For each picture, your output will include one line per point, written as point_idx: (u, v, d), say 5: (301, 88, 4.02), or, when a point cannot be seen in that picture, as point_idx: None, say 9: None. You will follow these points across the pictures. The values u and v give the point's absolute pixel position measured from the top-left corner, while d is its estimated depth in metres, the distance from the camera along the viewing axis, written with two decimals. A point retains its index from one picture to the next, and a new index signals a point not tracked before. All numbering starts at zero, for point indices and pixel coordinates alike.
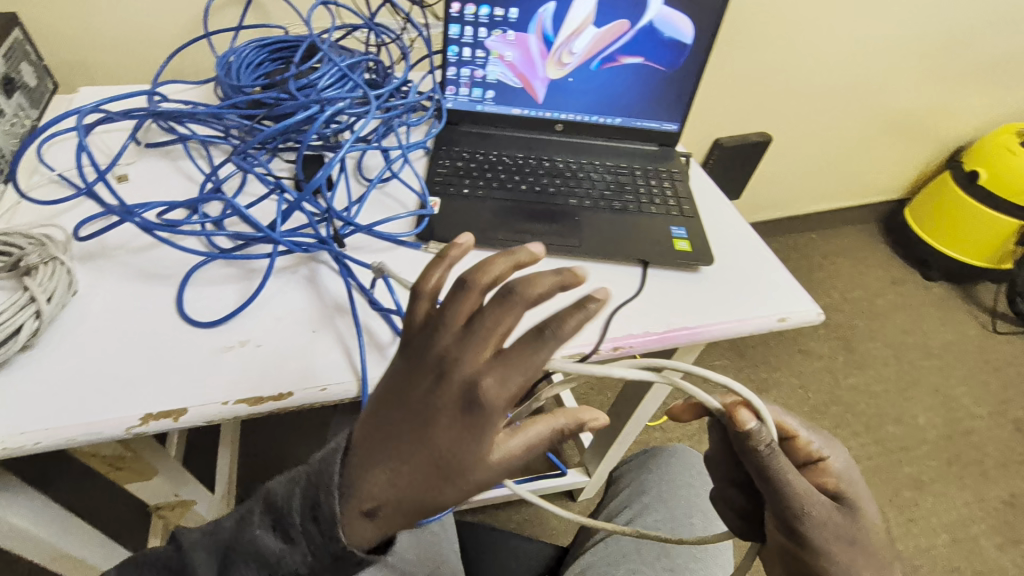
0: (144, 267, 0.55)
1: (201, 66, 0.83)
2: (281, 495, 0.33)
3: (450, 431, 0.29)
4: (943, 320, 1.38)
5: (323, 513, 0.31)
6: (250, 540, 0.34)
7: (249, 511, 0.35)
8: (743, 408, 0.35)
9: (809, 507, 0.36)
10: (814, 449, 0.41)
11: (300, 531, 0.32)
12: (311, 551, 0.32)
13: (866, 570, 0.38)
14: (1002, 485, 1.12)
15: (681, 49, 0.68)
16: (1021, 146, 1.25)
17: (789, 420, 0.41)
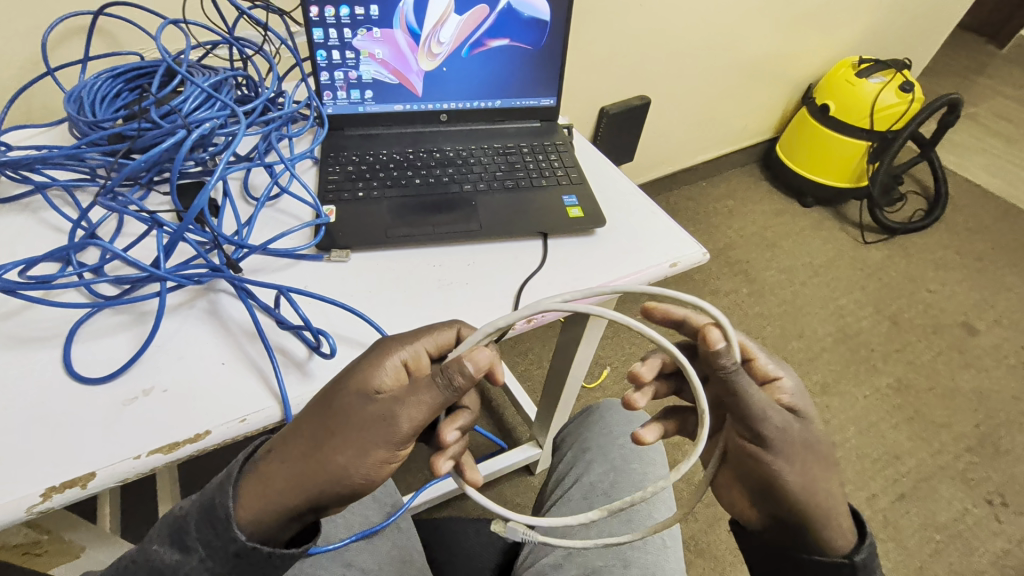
0: (18, 333, 0.50)
1: (49, 106, 0.76)
2: (182, 512, 0.40)
3: (345, 395, 0.39)
4: (823, 240, 1.55)
5: (216, 514, 0.38)
6: (147, 556, 0.40)
7: (153, 535, 0.41)
8: (714, 330, 0.39)
9: (768, 416, 0.40)
10: (770, 370, 0.44)
11: (198, 538, 0.38)
12: (208, 556, 0.38)
13: (813, 467, 0.42)
14: (889, 373, 1.29)
15: (543, 27, 0.71)
16: (857, 76, 1.43)
17: (750, 343, 0.44)
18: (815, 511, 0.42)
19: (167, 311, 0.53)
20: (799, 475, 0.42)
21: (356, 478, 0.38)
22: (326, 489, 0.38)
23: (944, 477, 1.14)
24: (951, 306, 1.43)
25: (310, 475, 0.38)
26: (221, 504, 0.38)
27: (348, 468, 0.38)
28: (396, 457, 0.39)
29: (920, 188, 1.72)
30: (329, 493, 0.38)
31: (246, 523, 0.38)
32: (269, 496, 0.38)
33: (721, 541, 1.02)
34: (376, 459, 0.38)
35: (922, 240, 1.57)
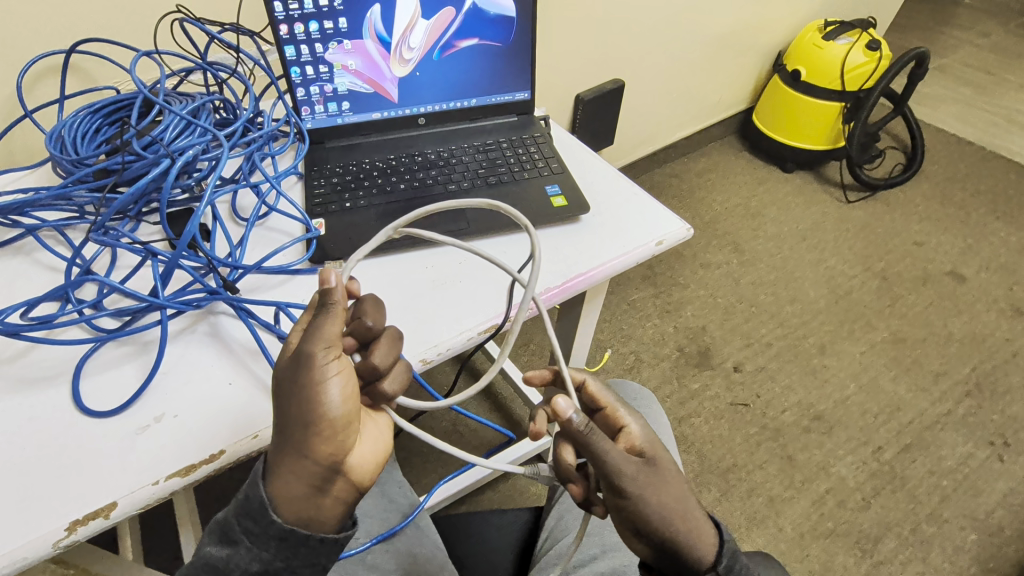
0: (26, 375, 0.51)
1: (31, 147, 0.77)
2: (224, 517, 0.41)
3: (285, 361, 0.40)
4: (807, 204, 1.57)
5: (250, 506, 0.39)
6: (201, 559, 0.41)
7: (201, 545, 0.42)
8: (559, 398, 0.40)
9: (620, 465, 0.40)
10: (619, 418, 0.46)
11: (243, 534, 0.39)
12: (255, 547, 0.39)
13: (671, 504, 0.41)
14: (883, 327, 1.31)
15: (510, 23, 0.72)
16: (823, 40, 1.45)
17: (604, 394, 0.47)
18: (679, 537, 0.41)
19: (170, 338, 0.54)
20: (658, 504, 0.41)
21: (319, 413, 0.38)
22: (309, 441, 0.37)
23: (945, 423, 1.17)
24: (938, 256, 1.45)
25: (287, 441, 0.38)
26: (252, 496, 0.39)
27: (305, 409, 0.37)
28: (336, 371, 0.38)
29: (898, 143, 1.74)
30: (313, 442, 0.38)
31: (278, 509, 0.39)
32: (280, 475, 0.38)
33: (735, 509, 1.04)
34: (317, 383, 0.38)
35: (904, 195, 1.59)
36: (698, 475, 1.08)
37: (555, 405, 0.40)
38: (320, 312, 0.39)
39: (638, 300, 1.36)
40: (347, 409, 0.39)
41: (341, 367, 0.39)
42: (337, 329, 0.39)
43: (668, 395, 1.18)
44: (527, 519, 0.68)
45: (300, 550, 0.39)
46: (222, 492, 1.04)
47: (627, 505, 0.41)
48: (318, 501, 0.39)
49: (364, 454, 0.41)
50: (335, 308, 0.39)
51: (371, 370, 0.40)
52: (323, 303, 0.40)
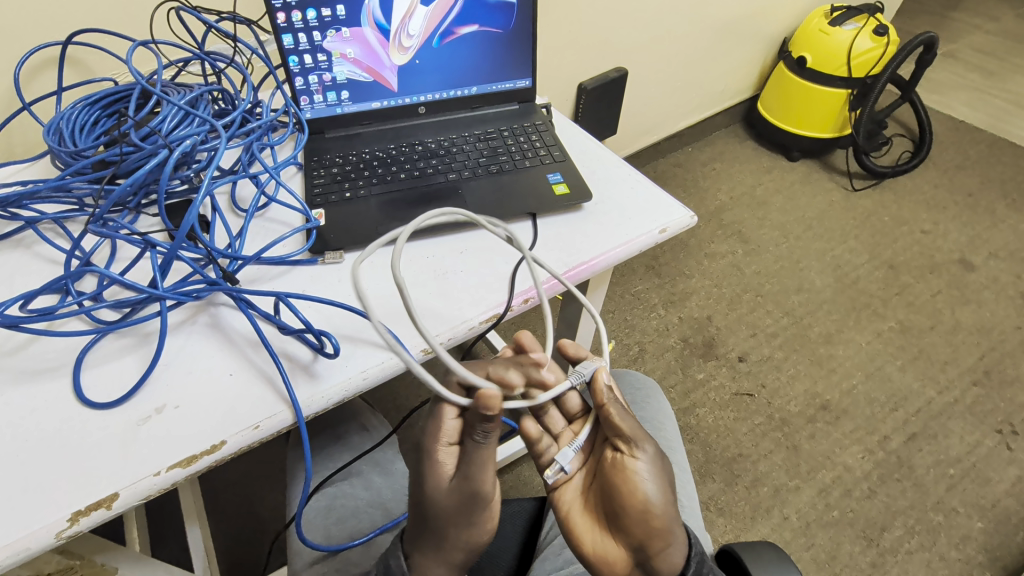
0: (27, 366, 0.51)
1: (31, 140, 0.76)
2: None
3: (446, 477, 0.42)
4: (813, 193, 1.55)
5: (393, 570, 0.45)
6: None
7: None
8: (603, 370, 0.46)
9: (641, 443, 0.44)
10: None
11: None
12: None
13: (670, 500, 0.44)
14: (890, 316, 1.30)
15: (510, 9, 0.71)
16: (829, 25, 1.42)
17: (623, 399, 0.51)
18: (659, 533, 0.43)
19: (171, 329, 0.54)
20: (659, 495, 0.43)
21: (485, 530, 0.44)
22: (475, 547, 0.45)
23: (952, 412, 1.16)
24: (945, 244, 1.44)
25: (453, 542, 0.44)
26: (395, 566, 0.45)
27: (476, 529, 0.44)
28: (495, 492, 0.45)
29: (905, 130, 1.71)
30: (478, 548, 0.45)
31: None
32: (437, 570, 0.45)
33: (740, 498, 1.04)
34: (490, 512, 0.44)
35: (912, 182, 1.57)
36: (703, 466, 1.08)
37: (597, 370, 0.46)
38: (489, 448, 0.41)
39: (642, 291, 1.35)
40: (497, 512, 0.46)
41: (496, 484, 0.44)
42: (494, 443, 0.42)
43: (672, 386, 1.18)
44: (531, 511, 0.67)
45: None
46: (227, 484, 1.05)
47: (634, 480, 0.43)
48: None
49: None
50: (494, 437, 0.41)
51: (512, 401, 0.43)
52: (480, 419, 0.40)
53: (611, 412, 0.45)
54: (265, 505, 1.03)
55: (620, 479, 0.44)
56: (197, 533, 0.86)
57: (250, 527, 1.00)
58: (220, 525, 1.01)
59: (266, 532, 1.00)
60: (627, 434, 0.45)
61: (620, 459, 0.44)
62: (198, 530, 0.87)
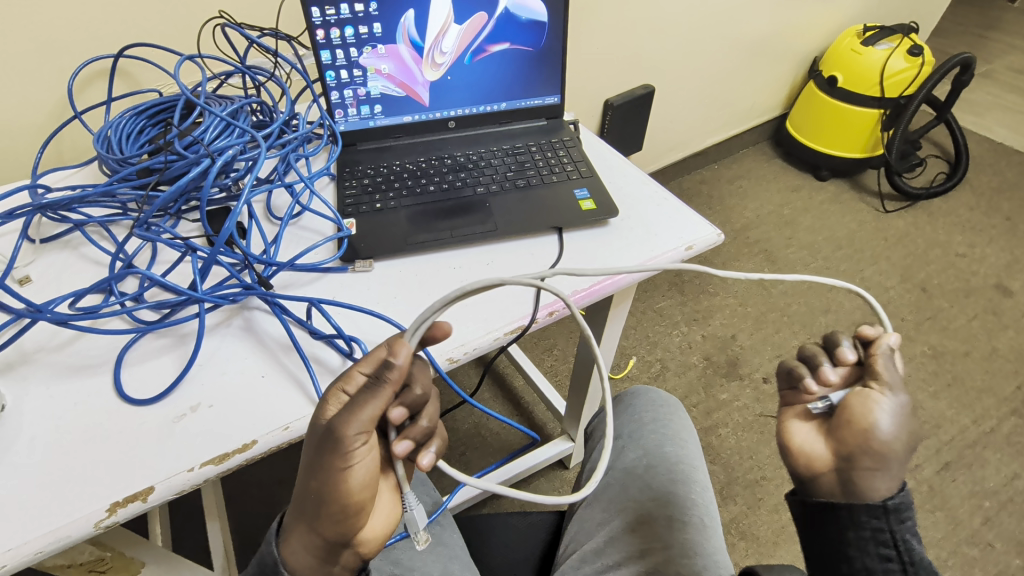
0: (71, 362, 0.54)
1: (80, 147, 0.81)
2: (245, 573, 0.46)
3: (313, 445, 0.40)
4: (843, 213, 1.53)
5: (264, 563, 0.43)
6: None
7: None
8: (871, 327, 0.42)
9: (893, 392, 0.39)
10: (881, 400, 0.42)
11: None
12: None
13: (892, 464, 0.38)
14: (922, 341, 1.26)
15: (541, 28, 0.73)
16: (861, 45, 1.41)
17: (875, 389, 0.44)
18: (880, 458, 0.38)
19: (207, 331, 0.56)
20: (894, 435, 0.38)
21: (336, 496, 0.39)
22: (325, 521, 0.40)
23: (989, 442, 1.11)
24: (981, 268, 1.39)
25: (305, 517, 0.41)
26: (267, 555, 0.43)
27: (325, 492, 0.39)
28: (361, 457, 0.39)
29: (939, 151, 1.68)
30: (328, 522, 0.40)
31: (293, 569, 0.43)
32: (293, 540, 0.42)
33: (762, 522, 1.02)
34: (342, 469, 0.39)
35: (946, 204, 1.54)
36: (725, 487, 1.06)
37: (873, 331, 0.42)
38: (369, 392, 0.39)
39: (665, 307, 1.34)
40: (362, 497, 0.40)
41: (366, 452, 0.40)
42: (375, 411, 0.38)
43: (694, 404, 1.16)
44: (551, 524, 0.68)
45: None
46: (249, 485, 1.07)
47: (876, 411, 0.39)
48: (326, 566, 0.43)
49: (376, 528, 0.43)
50: (384, 389, 0.39)
51: (416, 401, 0.42)
52: (381, 379, 0.38)
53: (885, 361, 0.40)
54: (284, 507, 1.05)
55: (853, 401, 0.40)
56: (217, 532, 0.88)
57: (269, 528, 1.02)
58: (240, 524, 1.03)
59: None
60: (887, 379, 0.40)
61: (865, 392, 0.39)
62: (219, 529, 0.89)
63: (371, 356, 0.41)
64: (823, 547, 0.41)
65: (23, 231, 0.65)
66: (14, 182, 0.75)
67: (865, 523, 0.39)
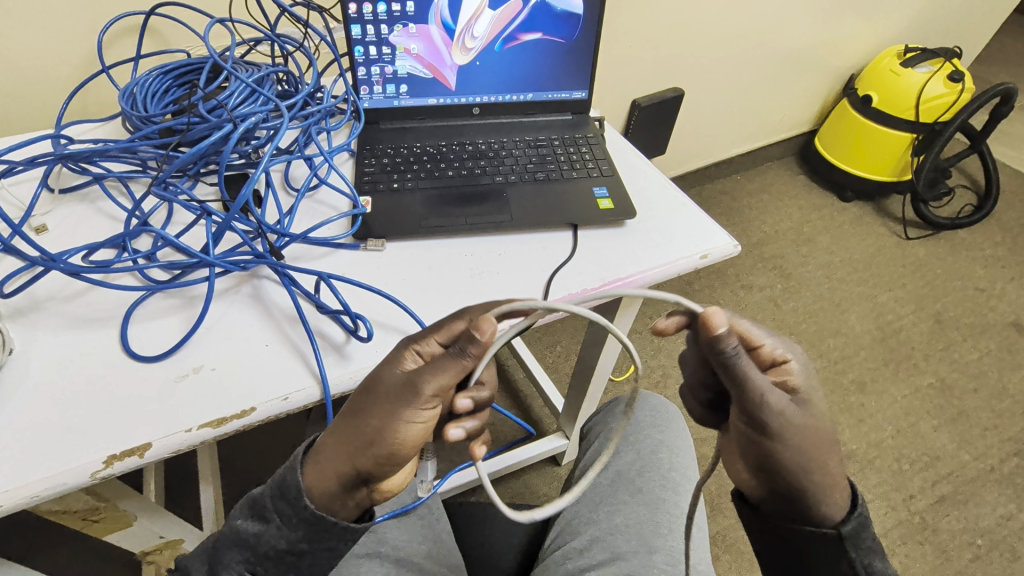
0: (80, 313, 0.54)
1: (106, 101, 0.81)
2: (256, 494, 0.45)
3: (385, 386, 0.42)
4: (863, 236, 1.50)
5: (286, 486, 0.42)
6: (235, 529, 0.45)
7: (235, 516, 0.46)
8: (715, 315, 0.38)
9: (768, 398, 0.40)
10: (778, 353, 0.44)
11: (278, 514, 0.43)
12: (284, 524, 0.43)
13: (813, 451, 0.41)
14: (931, 373, 1.24)
15: (576, 20, 0.71)
16: (901, 66, 1.38)
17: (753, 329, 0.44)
18: (798, 481, 0.42)
19: (216, 295, 0.56)
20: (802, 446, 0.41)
21: (388, 444, 0.41)
22: (366, 461, 0.41)
23: (988, 480, 1.09)
24: (999, 305, 1.36)
25: (347, 446, 0.42)
26: (291, 481, 0.42)
27: (381, 436, 0.41)
28: (426, 418, 0.41)
29: (969, 182, 1.64)
30: (369, 461, 0.41)
31: (314, 498, 0.42)
32: (323, 467, 0.42)
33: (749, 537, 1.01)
34: (406, 421, 0.40)
35: (970, 236, 1.50)
36: (715, 499, 1.05)
37: (711, 318, 0.38)
38: (449, 361, 0.40)
39: (673, 314, 1.33)
40: (408, 449, 0.42)
41: (429, 417, 0.41)
42: (450, 381, 0.40)
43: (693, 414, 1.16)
44: (538, 518, 0.68)
45: (323, 535, 0.43)
46: (244, 450, 1.08)
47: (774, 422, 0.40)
48: (341, 498, 0.43)
49: (397, 478, 0.45)
50: (465, 362, 0.40)
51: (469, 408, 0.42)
52: (468, 352, 0.39)
53: (726, 363, 0.38)
54: None
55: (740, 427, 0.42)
56: (210, 495, 0.90)
57: None
58: (233, 488, 1.04)
59: None
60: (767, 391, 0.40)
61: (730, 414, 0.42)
62: (211, 492, 0.90)
63: (448, 327, 0.43)
64: (778, 550, 0.45)
65: (42, 180, 0.65)
66: (38, 131, 0.75)
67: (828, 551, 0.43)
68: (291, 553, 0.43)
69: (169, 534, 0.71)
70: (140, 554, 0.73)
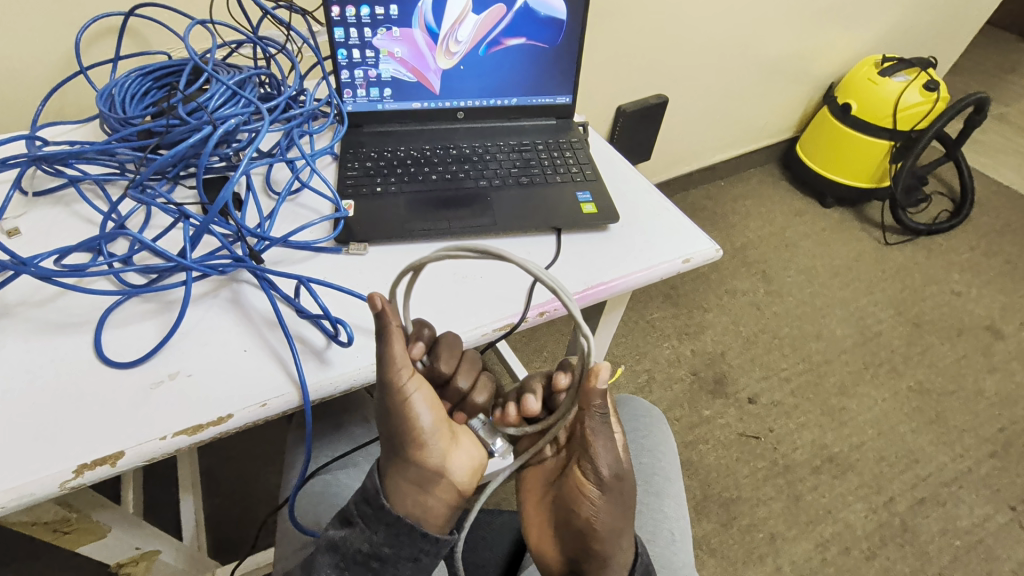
0: (52, 319, 0.53)
1: (84, 102, 0.80)
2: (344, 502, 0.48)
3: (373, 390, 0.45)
4: (844, 241, 1.53)
5: (368, 491, 0.46)
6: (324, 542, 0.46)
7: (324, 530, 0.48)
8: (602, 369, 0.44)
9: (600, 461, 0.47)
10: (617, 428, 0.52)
11: (363, 517, 0.45)
12: (368, 528, 0.45)
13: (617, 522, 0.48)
14: (910, 376, 1.26)
15: (559, 25, 0.71)
16: (878, 75, 1.41)
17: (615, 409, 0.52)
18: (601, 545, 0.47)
19: (194, 299, 0.55)
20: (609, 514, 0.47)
21: (413, 430, 0.44)
22: (412, 455, 0.44)
23: (966, 482, 1.11)
24: (976, 309, 1.39)
25: (391, 449, 0.45)
26: (370, 486, 0.46)
27: (399, 425, 0.44)
28: (416, 390, 0.43)
29: (945, 189, 1.67)
30: (411, 450, 0.44)
31: (392, 501, 0.45)
32: (391, 477, 0.45)
33: (733, 542, 1.02)
34: (403, 402, 0.43)
35: (947, 242, 1.54)
36: (699, 503, 1.05)
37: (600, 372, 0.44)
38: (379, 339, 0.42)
39: (658, 318, 1.34)
40: (433, 421, 0.44)
41: (417, 384, 0.44)
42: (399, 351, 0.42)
43: (677, 418, 1.16)
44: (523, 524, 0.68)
45: (403, 536, 0.45)
46: (225, 457, 1.07)
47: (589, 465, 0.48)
48: (425, 497, 0.45)
49: (463, 461, 0.46)
50: (389, 329, 0.42)
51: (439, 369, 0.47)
52: (384, 324, 0.42)
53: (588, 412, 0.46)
54: (258, 483, 1.04)
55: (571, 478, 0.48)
56: (189, 503, 0.88)
57: (241, 502, 1.01)
58: (213, 496, 1.02)
59: (256, 511, 1.01)
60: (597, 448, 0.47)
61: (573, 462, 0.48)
62: (191, 500, 0.88)
63: None
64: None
65: (15, 182, 0.64)
66: (12, 132, 0.74)
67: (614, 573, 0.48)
68: (373, 557, 0.45)
69: (144, 544, 0.69)
70: (112, 565, 0.68)
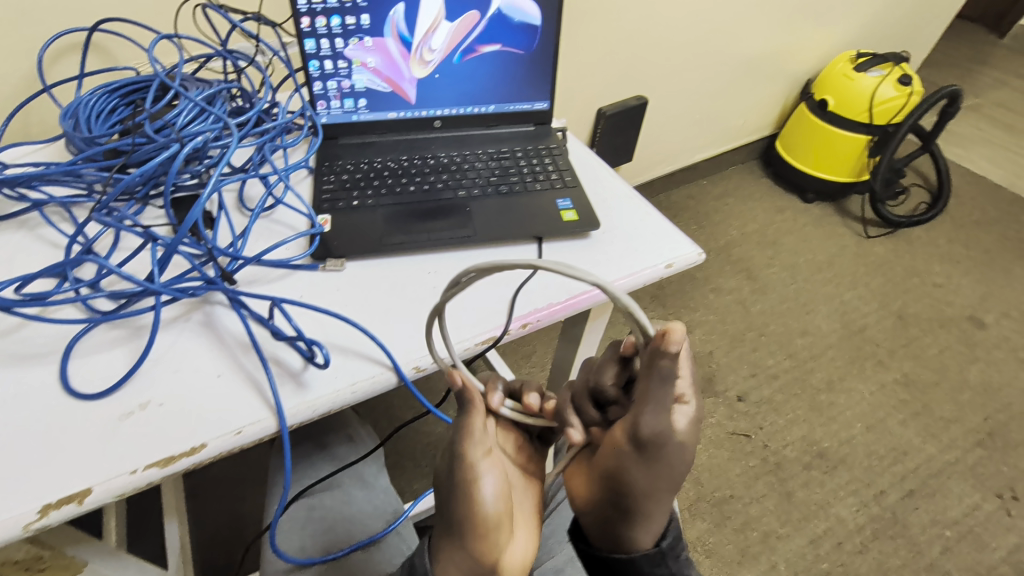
0: (15, 350, 0.51)
1: (49, 121, 0.77)
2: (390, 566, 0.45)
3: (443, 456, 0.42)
4: (826, 236, 1.54)
5: (416, 566, 0.43)
6: None
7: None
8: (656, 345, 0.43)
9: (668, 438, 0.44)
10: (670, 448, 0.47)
11: None
12: None
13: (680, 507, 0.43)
14: (895, 368, 1.27)
15: (534, 31, 0.71)
16: (854, 70, 1.42)
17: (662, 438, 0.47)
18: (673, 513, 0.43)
19: (165, 324, 0.53)
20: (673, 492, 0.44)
21: (477, 515, 0.39)
22: (467, 540, 0.40)
23: (953, 472, 1.12)
24: (956, 299, 1.41)
25: (449, 529, 0.41)
26: (419, 563, 0.42)
27: (463, 507, 0.40)
28: (488, 473, 0.40)
29: (923, 181, 1.70)
30: (469, 536, 0.40)
31: None
32: (444, 557, 0.41)
33: (728, 542, 1.01)
34: (471, 485, 0.39)
35: (926, 233, 1.56)
36: (692, 504, 1.05)
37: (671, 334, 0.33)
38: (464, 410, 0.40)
39: (646, 320, 1.34)
40: (498, 509, 0.40)
41: (491, 465, 0.40)
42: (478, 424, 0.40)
43: None
44: None
45: None
46: (211, 479, 1.04)
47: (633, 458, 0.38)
48: None
49: (515, 551, 0.42)
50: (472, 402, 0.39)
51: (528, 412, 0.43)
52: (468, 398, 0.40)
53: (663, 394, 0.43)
54: (245, 505, 1.02)
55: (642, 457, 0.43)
56: (174, 530, 0.85)
57: (229, 524, 0.99)
58: (199, 520, 0.99)
59: (244, 533, 0.98)
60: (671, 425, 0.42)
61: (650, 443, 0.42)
62: (176, 526, 0.86)
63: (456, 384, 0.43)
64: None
65: None
66: None
67: (650, 573, 0.42)
68: None
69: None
70: None
